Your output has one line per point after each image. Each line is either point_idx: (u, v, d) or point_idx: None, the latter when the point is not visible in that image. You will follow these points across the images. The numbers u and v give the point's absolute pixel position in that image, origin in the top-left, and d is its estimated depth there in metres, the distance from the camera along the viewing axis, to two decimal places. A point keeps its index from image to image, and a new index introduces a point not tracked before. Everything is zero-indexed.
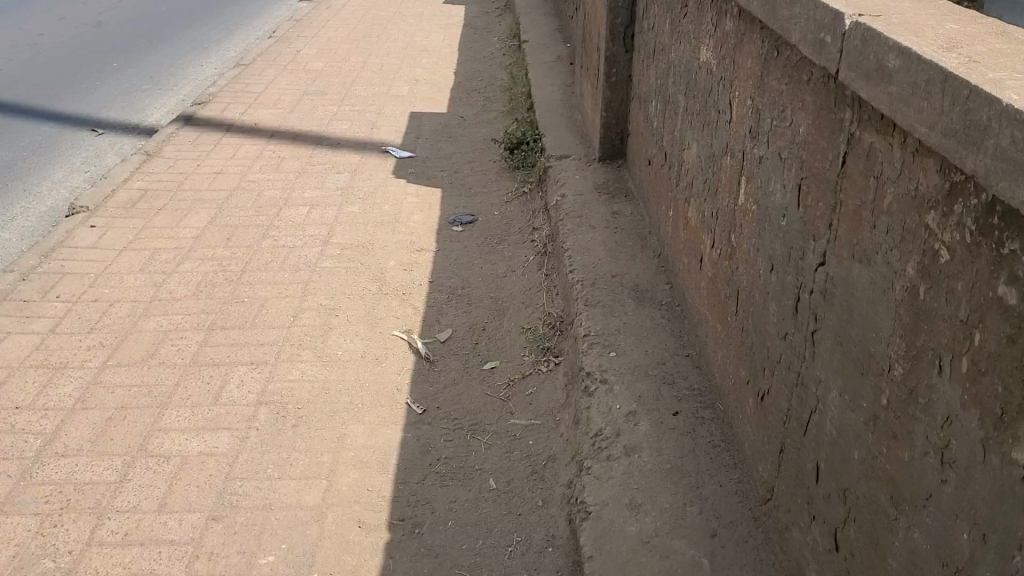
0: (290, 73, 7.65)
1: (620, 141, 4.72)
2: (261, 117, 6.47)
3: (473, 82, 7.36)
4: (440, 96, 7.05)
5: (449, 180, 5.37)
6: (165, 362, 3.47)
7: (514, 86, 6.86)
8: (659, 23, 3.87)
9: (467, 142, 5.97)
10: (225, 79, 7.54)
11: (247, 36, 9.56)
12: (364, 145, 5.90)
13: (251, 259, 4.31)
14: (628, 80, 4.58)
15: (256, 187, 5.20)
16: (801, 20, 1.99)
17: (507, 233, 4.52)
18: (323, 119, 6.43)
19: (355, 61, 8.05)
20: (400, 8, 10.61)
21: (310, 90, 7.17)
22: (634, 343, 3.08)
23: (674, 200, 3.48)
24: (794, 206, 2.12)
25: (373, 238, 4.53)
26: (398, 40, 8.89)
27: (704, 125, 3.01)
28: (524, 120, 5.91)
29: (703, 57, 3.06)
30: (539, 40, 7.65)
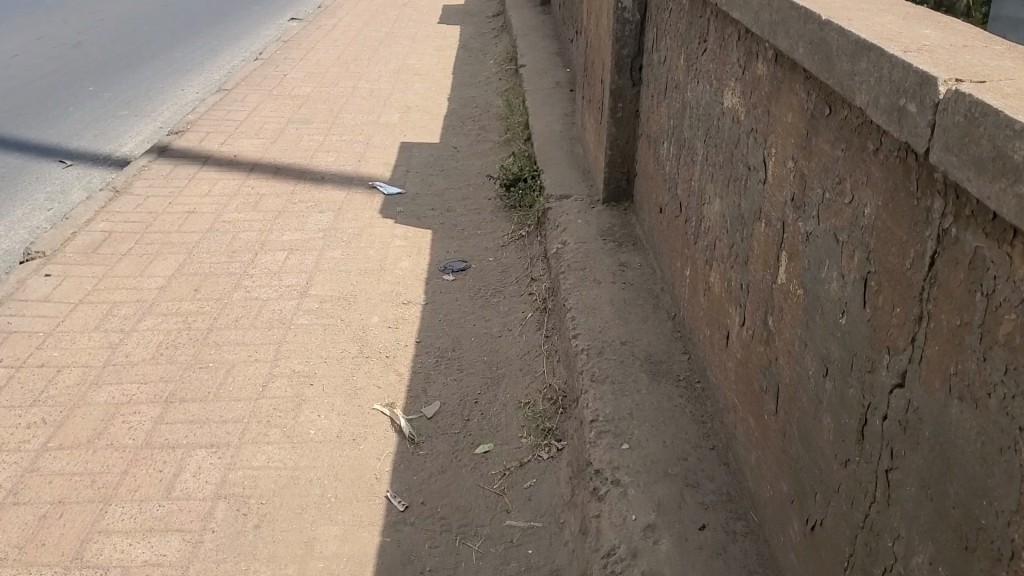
0: (275, 99, 7.26)
1: (626, 182, 4.33)
2: (240, 149, 6.06)
3: (467, 109, 6.98)
4: (432, 125, 6.67)
5: (441, 220, 4.96)
6: (113, 444, 3.06)
7: (510, 114, 6.48)
8: (671, 58, 3.49)
9: (461, 176, 5.56)
10: (205, 105, 7.14)
11: (232, 58, 9.17)
12: (350, 180, 5.50)
13: (220, 315, 3.90)
14: (635, 115, 4.20)
15: (231, 229, 4.79)
16: (869, 78, 1.60)
17: (503, 284, 4.09)
18: (307, 150, 6.03)
19: (343, 86, 7.66)
20: (393, 29, 10.24)
21: (294, 118, 6.78)
22: (649, 430, 2.67)
23: (692, 259, 3.07)
24: (858, 304, 1.73)
25: (355, 288, 4.12)
26: (390, 63, 8.51)
27: (730, 182, 2.61)
28: (521, 153, 5.52)
29: (727, 102, 2.67)
30: (537, 65, 7.27)
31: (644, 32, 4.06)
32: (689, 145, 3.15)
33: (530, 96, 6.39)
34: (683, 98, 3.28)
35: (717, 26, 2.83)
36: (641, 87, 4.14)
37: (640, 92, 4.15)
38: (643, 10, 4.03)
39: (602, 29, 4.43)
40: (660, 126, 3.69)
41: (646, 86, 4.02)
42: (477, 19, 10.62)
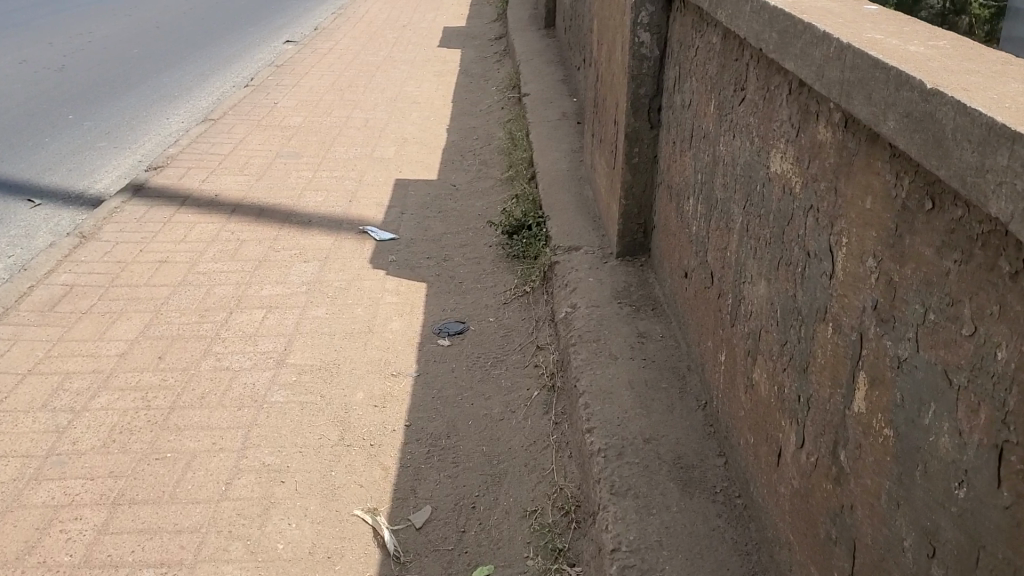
0: (264, 130, 6.83)
1: (644, 235, 3.86)
2: (223, 187, 5.63)
3: (468, 143, 6.56)
4: (430, 160, 6.24)
5: (438, 271, 4.50)
6: (46, 562, 2.60)
7: (514, 148, 6.06)
8: (698, 103, 3.05)
9: (460, 220, 5.11)
10: (189, 137, 6.72)
11: (222, 85, 8.76)
12: (339, 224, 5.06)
13: (185, 390, 3.45)
14: (653, 161, 3.75)
15: (205, 281, 4.35)
16: (1011, 177, 1.16)
17: (505, 350, 3.61)
18: (294, 189, 5.60)
19: (337, 116, 7.24)
20: (391, 53, 9.83)
21: (283, 151, 6.35)
22: (684, 565, 2.21)
23: (727, 343, 2.62)
24: (986, 478, 1.28)
25: (339, 355, 3.65)
26: (387, 90, 8.10)
27: (779, 264, 2.17)
28: (525, 194, 5.08)
29: (773, 168, 2.23)
30: (542, 96, 6.85)
31: (664, 70, 3.63)
32: (722, 208, 2.70)
33: (536, 131, 5.95)
34: (713, 152, 2.84)
35: (758, 74, 2.39)
36: (660, 130, 3.70)
37: (659, 135, 3.71)
38: (662, 45, 3.60)
39: (616, 65, 4.00)
40: (684, 178, 3.24)
41: (666, 130, 3.59)
42: (479, 43, 10.22)
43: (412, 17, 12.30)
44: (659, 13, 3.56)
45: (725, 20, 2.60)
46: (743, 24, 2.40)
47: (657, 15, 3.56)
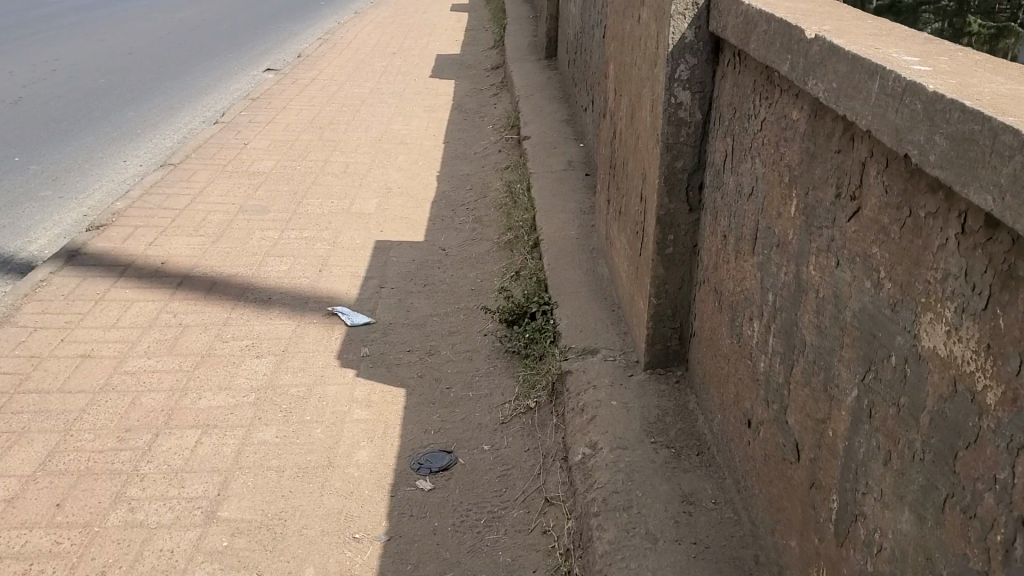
0: (228, 178, 6.02)
1: (680, 342, 3.05)
2: (172, 253, 4.81)
3: (460, 195, 5.76)
4: (417, 217, 5.43)
5: (420, 369, 3.66)
6: None
7: (513, 204, 5.29)
8: (767, 197, 2.26)
9: (451, 299, 4.29)
10: (143, 185, 5.91)
11: (189, 121, 7.95)
12: (304, 303, 4.24)
13: (82, 561, 2.62)
14: (693, 251, 2.95)
15: (132, 386, 3.52)
16: None
17: (504, 501, 2.79)
18: (255, 255, 4.78)
19: (313, 160, 6.44)
20: (377, 84, 9.05)
21: (248, 204, 5.54)
22: None
23: (828, 564, 1.81)
24: None
25: (288, 506, 2.82)
26: (372, 128, 7.31)
27: (946, 505, 1.37)
28: (529, 269, 4.28)
29: (929, 342, 1.44)
30: (545, 142, 6.08)
31: (708, 137, 2.84)
32: (815, 362, 1.90)
33: (538, 187, 5.16)
34: (796, 272, 2.05)
35: (888, 186, 1.60)
36: (702, 212, 2.90)
37: (701, 218, 2.91)
38: (707, 105, 2.82)
39: (642, 125, 3.21)
40: (743, 291, 2.44)
41: (711, 215, 2.79)
42: (474, 73, 9.47)
43: (402, 42, 11.54)
44: (702, 65, 2.77)
45: (824, 97, 1.82)
46: (865, 110, 1.61)
47: (699, 68, 2.78)
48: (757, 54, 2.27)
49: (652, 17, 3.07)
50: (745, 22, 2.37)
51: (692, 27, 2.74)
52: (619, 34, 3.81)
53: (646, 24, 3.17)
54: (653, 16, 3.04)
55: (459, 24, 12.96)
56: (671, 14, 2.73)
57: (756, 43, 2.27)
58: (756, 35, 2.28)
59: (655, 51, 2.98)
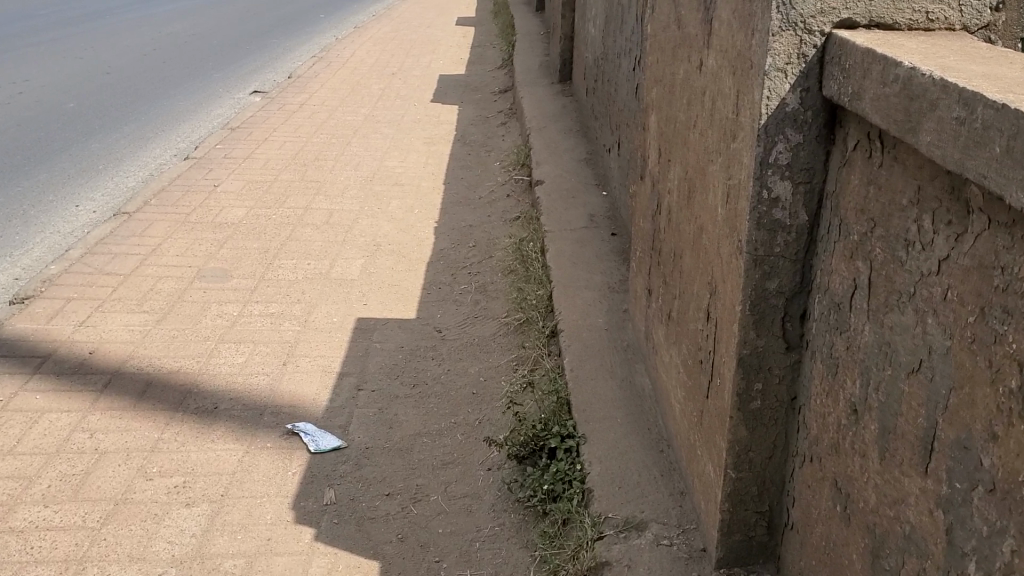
0: (190, 231, 5.14)
1: (768, 531, 2.13)
2: (106, 338, 3.93)
3: (460, 255, 4.86)
4: (406, 284, 4.51)
5: (402, 527, 2.72)
6: None
7: (525, 271, 4.39)
8: (953, 391, 1.36)
9: (445, 408, 3.36)
10: (89, 240, 5.03)
11: (159, 154, 7.08)
12: (257, 414, 3.33)
13: None
14: (791, 407, 2.04)
15: (14, 556, 2.63)
16: None
17: None
18: (206, 341, 3.89)
19: (291, 207, 5.56)
20: (373, 110, 8.18)
21: (207, 267, 4.65)
22: None
23: None
24: None
25: None
26: (362, 166, 6.43)
27: None
28: (546, 372, 3.37)
29: None
30: (562, 190, 5.21)
31: (816, 247, 1.94)
32: None
33: (555, 253, 4.25)
34: None
35: None
36: (805, 351, 2.00)
37: (803, 359, 2.01)
38: (815, 202, 1.92)
39: (708, 213, 2.31)
40: (898, 520, 1.54)
41: (823, 366, 1.88)
42: (480, 98, 8.59)
43: (402, 61, 10.70)
44: (810, 145, 1.88)
45: None
46: None
47: (806, 149, 1.88)
48: (937, 154, 1.37)
49: (724, 66, 2.17)
50: (907, 97, 1.48)
51: (797, 89, 1.85)
52: (666, 78, 2.92)
53: (713, 76, 2.29)
54: (727, 66, 2.15)
55: (463, 40, 12.10)
56: (766, 70, 1.84)
57: (936, 136, 1.38)
58: (934, 121, 1.39)
59: (732, 117, 2.09)
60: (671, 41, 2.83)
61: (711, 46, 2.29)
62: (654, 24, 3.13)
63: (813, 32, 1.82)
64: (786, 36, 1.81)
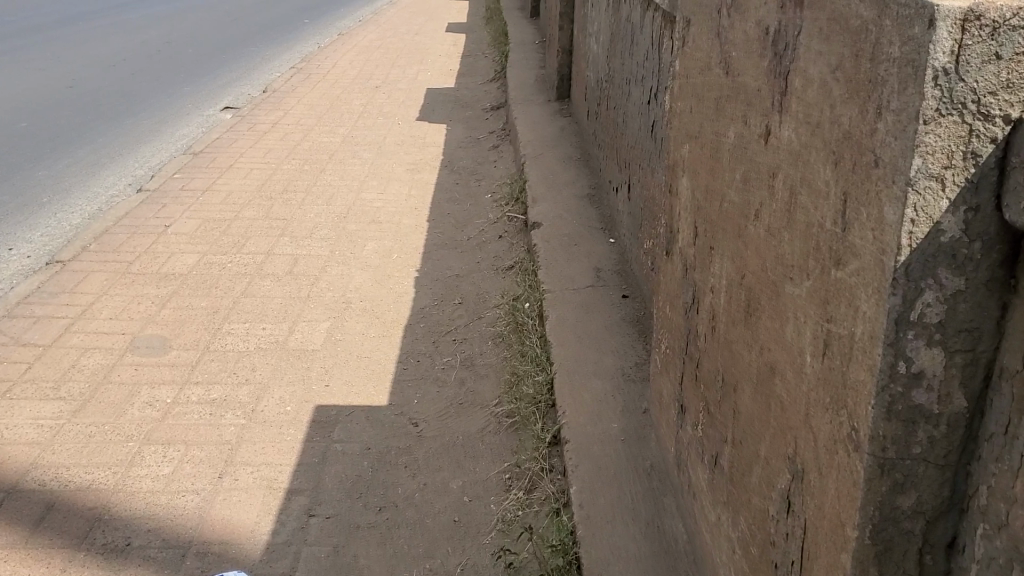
0: (130, 286, 4.42)
1: None
2: (7, 436, 3.20)
3: (443, 315, 4.15)
4: (377, 355, 3.80)
5: None
6: None
7: (518, 343, 3.69)
8: None
9: (418, 544, 2.66)
10: (11, 297, 4.29)
11: (112, 183, 6.35)
12: (179, 556, 2.63)
13: None
14: None
15: None
16: None
17: None
18: (129, 442, 3.18)
19: (252, 253, 4.84)
20: (352, 130, 7.45)
21: (142, 335, 3.93)
22: None
23: None
24: None
25: None
26: (336, 199, 5.72)
27: None
28: (547, 502, 2.69)
29: None
30: (562, 236, 4.52)
31: (976, 448, 1.24)
32: None
33: (555, 323, 3.55)
34: None
35: None
36: None
37: None
38: (978, 381, 1.22)
39: (783, 354, 1.61)
40: None
41: None
42: (470, 116, 7.89)
43: (388, 72, 9.99)
44: (974, 293, 1.18)
45: None
46: None
47: (967, 299, 1.18)
48: None
49: (814, 148, 1.49)
50: None
51: (959, 208, 1.15)
52: (703, 136, 2.22)
53: (790, 156, 1.60)
54: (820, 148, 1.46)
55: (453, 49, 11.39)
56: (911, 178, 1.14)
57: None
58: None
59: (831, 230, 1.39)
60: (712, 88, 2.13)
61: (787, 113, 1.60)
62: (683, 62, 2.45)
63: (994, 118, 1.14)
64: (949, 123, 1.13)
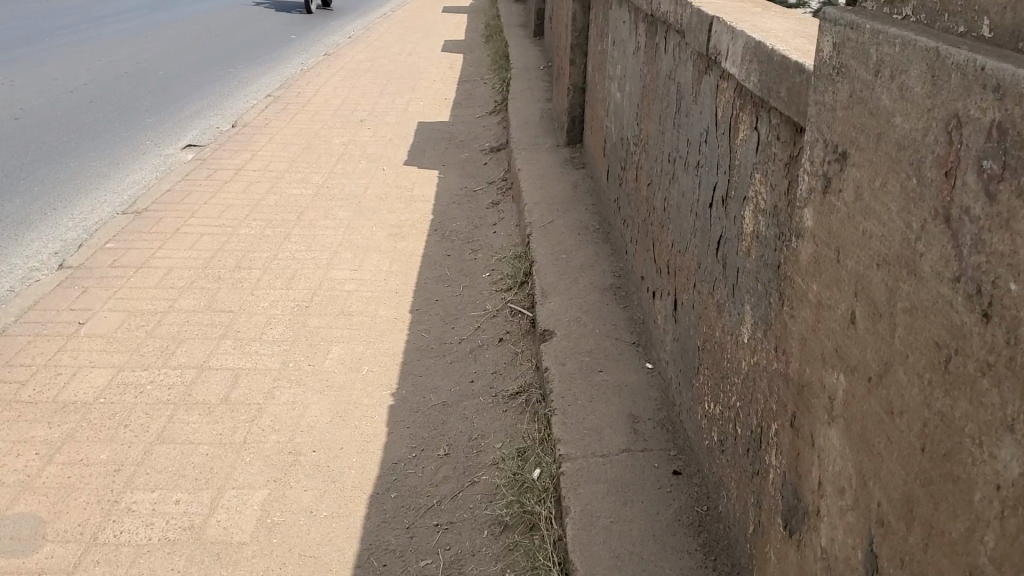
0: (11, 426, 3.34)
1: None
2: None
3: (422, 475, 3.05)
4: (328, 550, 2.72)
5: None
6: None
7: (527, 546, 2.61)
8: None
9: None
10: None
11: (35, 249, 5.26)
12: None
13: None
14: None
15: None
16: None
17: None
18: None
19: (182, 364, 3.77)
20: (328, 179, 6.38)
21: (10, 516, 2.87)
22: None
23: None
24: None
25: None
26: (301, 279, 4.65)
27: None
28: None
29: None
30: (582, 353, 3.43)
31: None
32: None
33: (580, 524, 2.47)
34: None
35: None
36: None
37: None
38: None
39: None
40: None
41: None
42: (465, 160, 6.84)
43: (376, 102, 8.94)
44: None
45: None
46: None
47: None
48: None
49: None
50: None
51: None
52: (890, 386, 1.17)
53: None
54: None
55: (448, 73, 10.35)
56: None
57: None
58: None
59: None
60: (922, 315, 1.09)
61: None
62: (826, 218, 1.39)
63: None
64: None
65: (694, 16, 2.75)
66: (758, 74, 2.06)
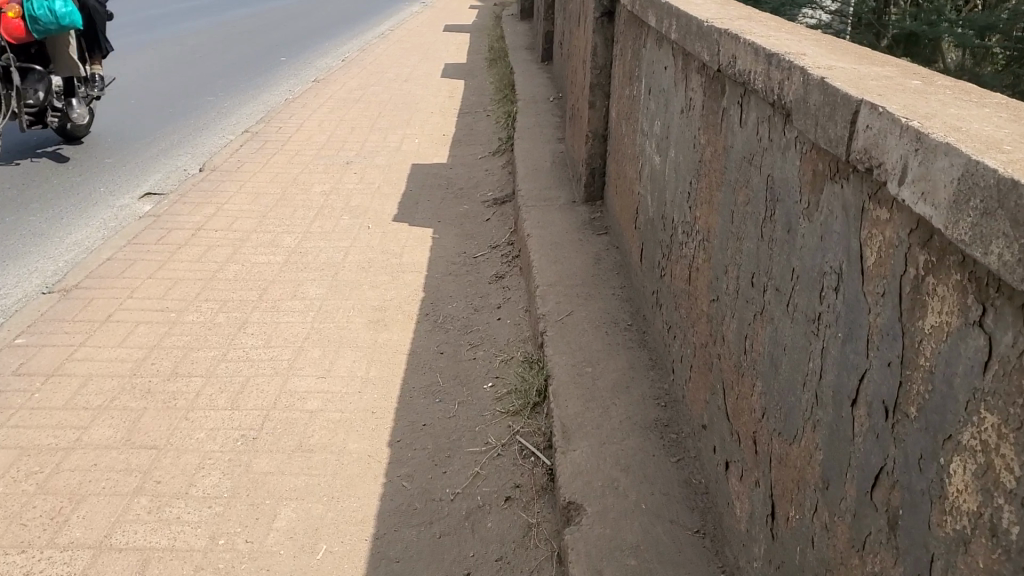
0: None
1: None
2: None
3: None
4: None
5: None
6: None
7: None
8: None
9: None
10: None
11: None
12: None
13: None
14: None
15: None
16: None
17: None
18: None
19: (75, 542, 2.76)
20: (302, 241, 5.39)
21: None
22: None
23: None
24: None
25: None
26: (252, 392, 3.64)
27: None
28: None
29: None
30: (625, 547, 2.42)
31: None
32: None
33: None
34: None
35: None
36: None
37: None
38: None
39: None
40: None
41: None
42: (464, 215, 5.87)
43: (365, 138, 7.98)
44: None
45: None
46: None
47: None
48: None
49: None
50: None
51: None
52: None
53: None
54: None
55: (446, 103, 9.43)
56: None
57: None
58: None
59: None
60: None
61: None
62: None
63: None
64: None
65: (814, 91, 1.77)
66: (1011, 245, 1.08)
